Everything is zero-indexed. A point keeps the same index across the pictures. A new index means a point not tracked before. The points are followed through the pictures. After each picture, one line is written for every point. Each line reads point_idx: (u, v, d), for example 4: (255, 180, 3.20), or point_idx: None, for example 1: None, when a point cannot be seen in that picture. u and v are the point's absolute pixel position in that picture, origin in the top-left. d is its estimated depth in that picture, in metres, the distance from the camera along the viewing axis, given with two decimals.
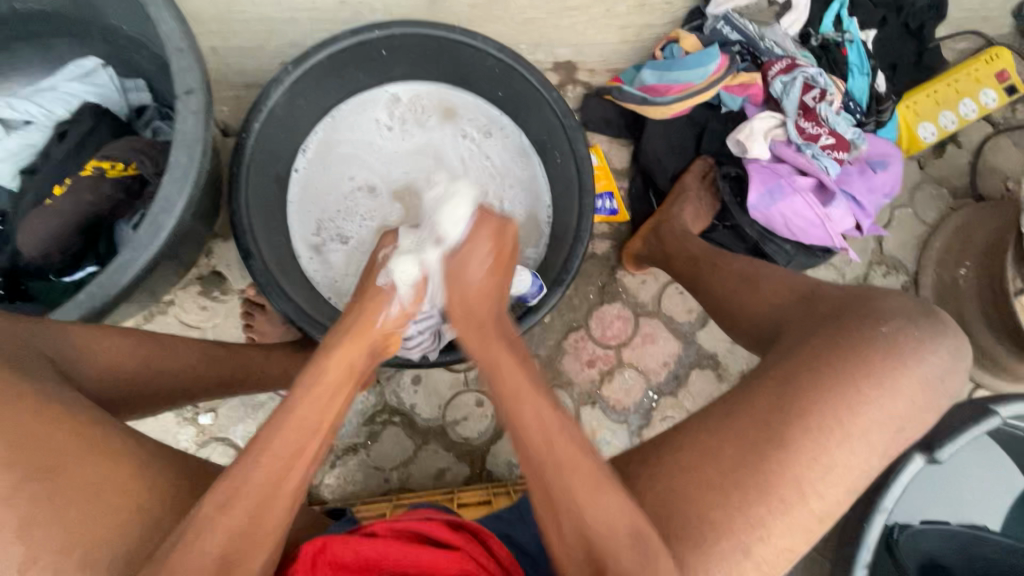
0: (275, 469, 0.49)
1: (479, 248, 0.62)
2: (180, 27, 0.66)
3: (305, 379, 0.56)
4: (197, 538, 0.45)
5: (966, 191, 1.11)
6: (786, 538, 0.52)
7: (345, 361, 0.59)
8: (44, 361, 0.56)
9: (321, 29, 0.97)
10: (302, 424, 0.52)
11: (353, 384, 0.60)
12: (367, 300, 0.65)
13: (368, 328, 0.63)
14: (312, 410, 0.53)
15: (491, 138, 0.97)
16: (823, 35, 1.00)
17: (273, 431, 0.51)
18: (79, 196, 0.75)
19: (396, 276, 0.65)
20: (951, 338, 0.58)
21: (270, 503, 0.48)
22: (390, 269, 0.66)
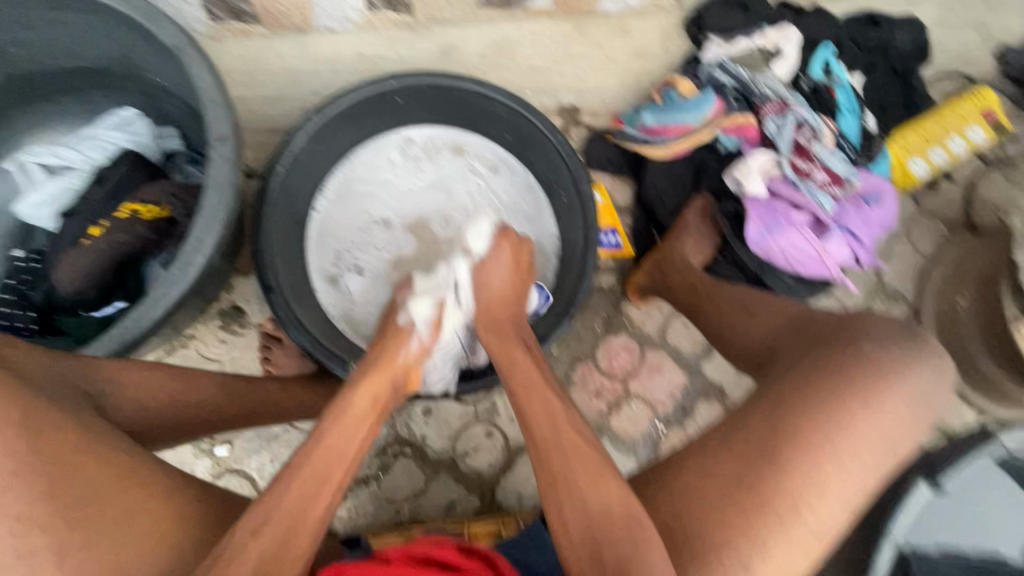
0: (305, 495, 0.51)
1: (501, 257, 0.74)
2: (215, 82, 0.72)
3: (332, 411, 0.58)
4: (235, 553, 0.47)
5: (962, 224, 1.14)
6: (788, 558, 0.54)
7: (370, 397, 0.61)
8: (80, 394, 0.59)
9: (340, 79, 1.04)
10: (330, 455, 0.54)
11: (376, 417, 0.61)
12: (388, 338, 0.69)
13: (390, 363, 0.66)
14: (339, 440, 0.56)
15: (498, 174, 1.01)
16: (813, 79, 1.06)
17: (303, 459, 0.54)
18: (114, 236, 0.80)
19: (413, 317, 0.70)
20: (934, 356, 0.60)
21: (301, 521, 0.50)
22: (409, 309, 0.71)
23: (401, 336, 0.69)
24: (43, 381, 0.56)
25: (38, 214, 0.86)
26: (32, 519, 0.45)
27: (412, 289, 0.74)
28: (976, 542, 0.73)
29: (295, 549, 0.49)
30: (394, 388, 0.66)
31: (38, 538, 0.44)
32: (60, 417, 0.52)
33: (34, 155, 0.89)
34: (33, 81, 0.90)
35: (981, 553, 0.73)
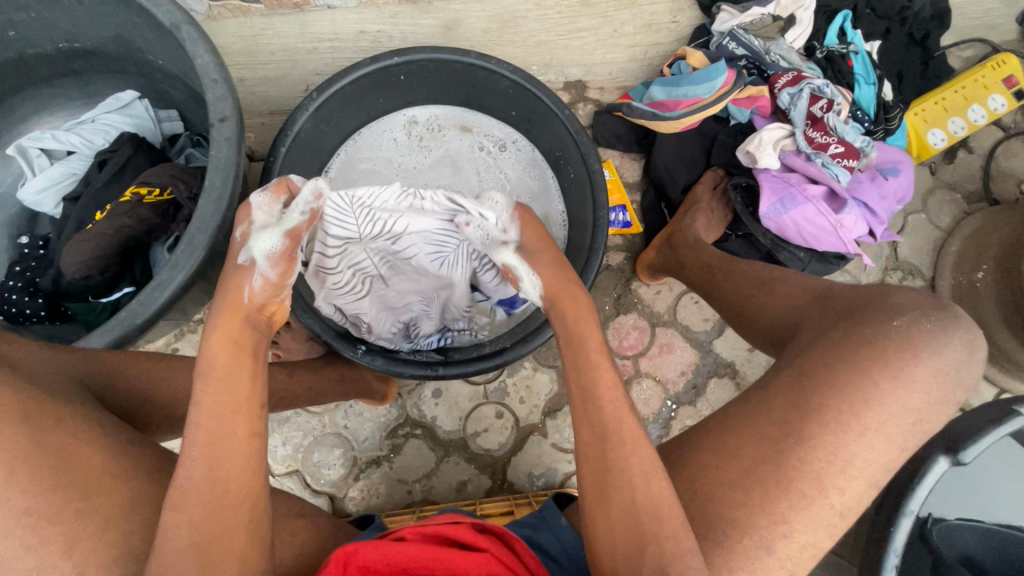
0: (212, 458, 0.48)
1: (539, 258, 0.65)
2: (213, 59, 0.70)
3: (203, 370, 0.52)
4: (167, 538, 0.45)
5: (980, 195, 1.11)
6: (808, 535, 0.53)
7: (229, 343, 0.54)
8: (81, 386, 0.58)
9: (341, 57, 1.02)
10: (219, 412, 0.50)
11: (251, 355, 0.54)
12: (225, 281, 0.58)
13: (238, 307, 0.57)
14: (224, 394, 0.50)
15: (507, 152, 1.01)
16: (828, 47, 1.03)
17: (196, 423, 0.49)
18: (117, 220, 0.77)
19: (254, 251, 0.59)
20: (964, 331, 0.58)
21: (232, 482, 0.48)
22: (249, 244, 0.60)
23: (238, 280, 0.58)
24: (43, 374, 0.55)
25: (43, 199, 0.86)
26: (41, 510, 0.45)
27: (254, 222, 0.62)
28: (997, 512, 0.72)
29: (233, 506, 0.47)
30: (255, 325, 0.57)
31: (49, 527, 0.44)
32: (63, 410, 0.51)
33: (34, 138, 0.88)
34: (32, 67, 0.89)
35: (1000, 522, 0.72)
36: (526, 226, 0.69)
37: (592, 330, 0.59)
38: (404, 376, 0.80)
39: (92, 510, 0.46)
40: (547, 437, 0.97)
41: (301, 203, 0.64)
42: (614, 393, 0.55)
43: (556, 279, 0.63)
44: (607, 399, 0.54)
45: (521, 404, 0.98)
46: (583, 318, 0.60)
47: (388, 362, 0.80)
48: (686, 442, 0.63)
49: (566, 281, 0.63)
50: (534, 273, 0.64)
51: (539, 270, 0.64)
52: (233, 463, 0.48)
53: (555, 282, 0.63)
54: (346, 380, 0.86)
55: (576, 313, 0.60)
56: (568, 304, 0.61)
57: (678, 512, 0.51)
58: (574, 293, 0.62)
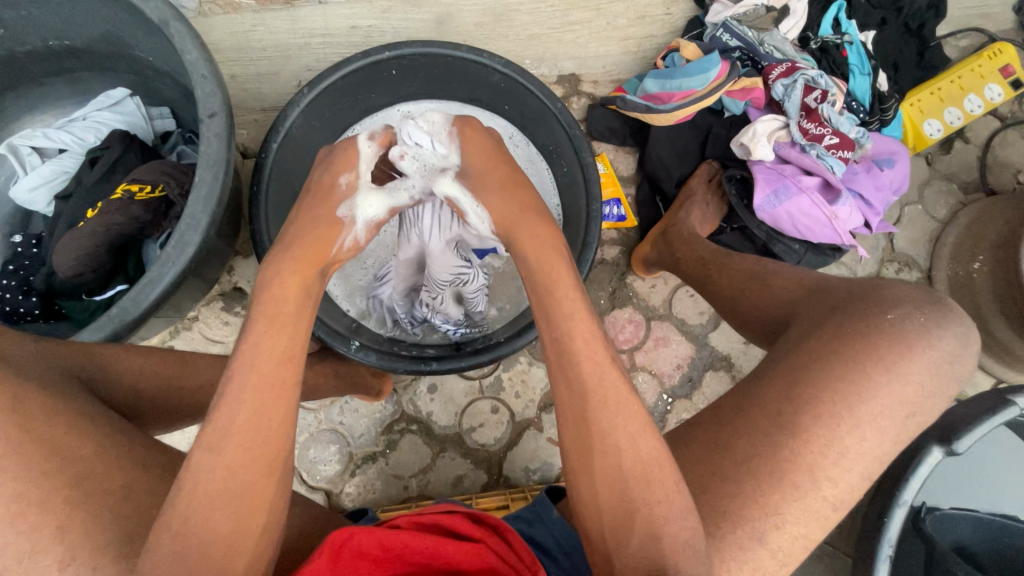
0: (262, 400, 0.48)
1: (490, 182, 0.65)
2: (202, 55, 0.70)
3: (267, 308, 0.53)
4: (201, 477, 0.45)
5: (977, 186, 1.11)
6: (800, 525, 0.53)
7: (299, 288, 0.57)
8: (72, 381, 0.58)
9: (334, 53, 1.01)
10: (275, 354, 0.51)
11: (310, 308, 0.57)
12: (320, 224, 0.63)
13: (320, 255, 0.61)
14: (282, 338, 0.52)
15: None
16: (822, 38, 1.02)
17: (250, 363, 0.50)
18: (109, 217, 0.77)
19: (356, 210, 0.66)
20: (957, 324, 0.57)
21: (271, 432, 0.48)
22: (355, 203, 0.66)
23: (315, 232, 0.62)
24: (30, 369, 0.54)
25: (35, 197, 0.86)
26: (30, 500, 0.45)
27: (360, 174, 0.67)
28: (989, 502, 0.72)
29: (266, 458, 0.47)
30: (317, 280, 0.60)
31: (36, 518, 0.44)
32: (52, 402, 0.51)
33: (26, 137, 0.88)
34: (23, 65, 0.89)
35: (993, 512, 0.72)
36: (467, 141, 0.69)
37: (563, 273, 0.57)
38: (399, 372, 0.80)
39: (81, 502, 0.46)
40: (543, 431, 0.97)
41: (411, 186, 0.71)
42: (591, 347, 0.53)
43: (506, 207, 0.63)
44: (610, 379, 0.52)
45: (516, 398, 0.98)
46: (546, 258, 0.58)
47: (382, 357, 0.80)
48: (679, 434, 0.63)
49: (520, 209, 0.63)
50: (478, 205, 0.67)
51: (484, 198, 0.65)
52: (275, 412, 0.49)
53: (501, 211, 0.64)
54: (340, 376, 0.86)
55: (536, 250, 0.59)
56: (522, 231, 0.61)
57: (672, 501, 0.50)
58: (530, 225, 0.61)
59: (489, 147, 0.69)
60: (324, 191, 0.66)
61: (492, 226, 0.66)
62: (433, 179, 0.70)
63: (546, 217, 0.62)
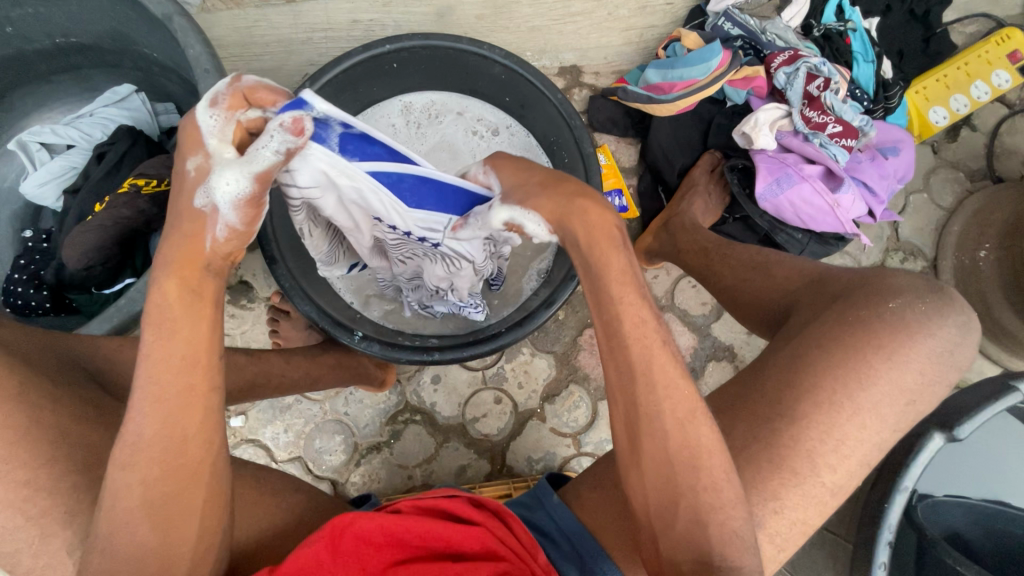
0: (166, 414, 0.46)
1: (533, 185, 0.53)
2: (206, 50, 0.71)
3: (152, 316, 0.47)
4: (159, 486, 0.45)
5: (984, 174, 1.10)
6: (798, 511, 0.54)
7: (184, 284, 0.48)
8: (80, 370, 0.59)
9: (336, 47, 1.02)
10: (172, 364, 0.46)
11: (214, 298, 0.49)
12: (183, 224, 0.48)
13: (196, 255, 0.48)
14: (180, 351, 0.47)
15: (501, 136, 1.00)
16: (826, 25, 1.01)
17: (150, 374, 0.46)
18: (116, 211, 0.78)
19: (214, 194, 0.47)
20: (959, 312, 0.56)
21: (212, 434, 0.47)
22: (208, 185, 0.47)
23: (184, 232, 0.48)
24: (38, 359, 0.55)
25: (44, 192, 0.88)
26: (39, 483, 0.47)
27: (205, 151, 0.47)
28: (983, 488, 0.73)
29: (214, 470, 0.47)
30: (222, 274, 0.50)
31: (46, 501, 0.47)
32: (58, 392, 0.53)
33: (34, 133, 0.90)
34: (31, 63, 0.90)
35: (987, 499, 0.72)
36: (503, 170, 0.58)
37: (616, 257, 0.49)
38: (401, 363, 0.80)
39: (87, 488, 0.48)
40: (546, 422, 0.98)
41: (270, 137, 0.46)
42: (642, 330, 0.49)
43: (555, 202, 0.51)
44: (659, 363, 0.49)
45: (519, 389, 0.98)
46: (599, 246, 0.49)
47: (384, 348, 0.81)
48: None
49: (569, 199, 0.50)
50: (530, 210, 0.52)
51: (536, 202, 0.52)
52: (190, 421, 0.47)
53: (558, 206, 0.51)
54: (344, 367, 0.87)
55: (587, 235, 0.50)
56: (577, 226, 0.50)
57: None
58: (583, 210, 0.50)
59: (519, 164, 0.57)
60: (178, 183, 0.49)
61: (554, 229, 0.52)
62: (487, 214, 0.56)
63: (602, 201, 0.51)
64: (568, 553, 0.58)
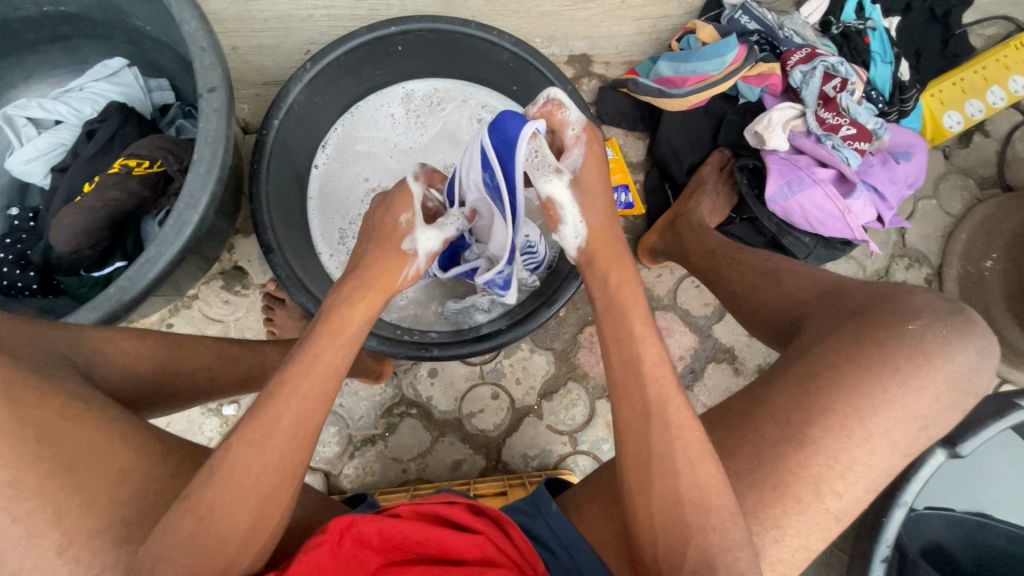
0: (255, 469, 0.49)
1: (595, 202, 0.62)
2: (201, 26, 0.67)
3: (294, 376, 0.54)
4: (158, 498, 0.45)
5: (994, 181, 1.08)
6: (802, 537, 0.53)
7: (330, 361, 0.57)
8: (69, 364, 0.56)
9: (339, 26, 0.98)
10: (294, 424, 0.52)
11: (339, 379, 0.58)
12: (386, 259, 0.65)
13: (388, 285, 0.65)
14: (336, 356, 0.57)
15: None
16: (845, 22, 0.98)
17: (245, 439, 0.50)
18: (106, 192, 0.75)
19: (417, 244, 0.67)
20: (980, 337, 0.55)
21: (313, 410, 0.54)
22: (414, 236, 0.66)
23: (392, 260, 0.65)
24: (25, 351, 0.52)
25: (30, 169, 0.84)
26: None
27: (416, 210, 0.67)
28: (969, 501, 0.76)
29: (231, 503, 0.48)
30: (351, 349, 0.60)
31: None
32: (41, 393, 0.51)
33: (21, 107, 0.86)
34: (17, 32, 0.86)
35: (971, 511, 0.76)
36: (586, 164, 0.62)
37: (636, 301, 0.58)
38: (400, 358, 0.79)
39: None
40: (542, 419, 0.97)
41: (455, 215, 0.70)
42: (658, 372, 0.54)
43: (603, 234, 0.62)
44: (673, 404, 0.53)
45: (517, 385, 0.97)
46: (625, 285, 0.59)
47: (383, 343, 0.78)
48: None
49: (618, 247, 0.62)
50: (582, 221, 0.61)
51: (585, 213, 0.61)
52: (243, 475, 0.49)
53: (601, 231, 0.62)
54: None
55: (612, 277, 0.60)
56: (613, 269, 0.60)
57: (665, 514, 0.51)
58: (620, 258, 0.61)
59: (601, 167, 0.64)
60: (384, 230, 0.67)
61: (582, 247, 0.62)
62: (540, 173, 0.60)
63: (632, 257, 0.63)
64: (566, 565, 0.58)
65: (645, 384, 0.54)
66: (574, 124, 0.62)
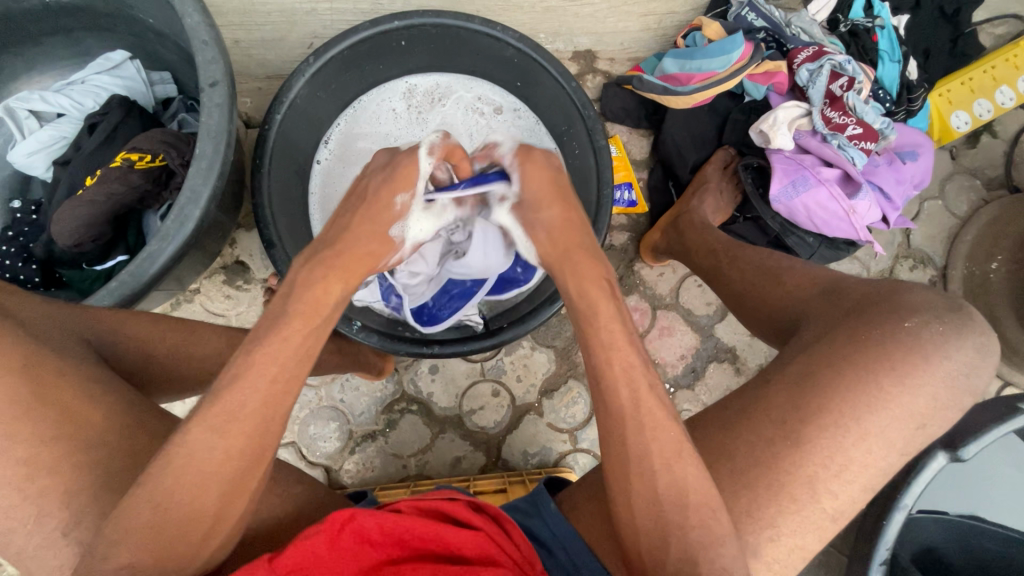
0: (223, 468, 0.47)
1: (546, 214, 0.63)
2: (203, 19, 0.67)
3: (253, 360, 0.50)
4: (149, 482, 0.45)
5: (1001, 182, 1.07)
6: (797, 537, 0.53)
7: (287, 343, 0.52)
8: (85, 345, 0.57)
9: (342, 19, 0.97)
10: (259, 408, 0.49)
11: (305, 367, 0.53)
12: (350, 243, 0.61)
13: (355, 268, 0.60)
14: (305, 338, 0.53)
15: (504, 117, 0.96)
16: (853, 21, 0.97)
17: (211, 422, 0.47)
18: (109, 186, 0.75)
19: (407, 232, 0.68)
20: (978, 333, 0.55)
21: (285, 392, 0.50)
22: (405, 226, 0.67)
23: (369, 239, 0.63)
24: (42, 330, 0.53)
25: (32, 162, 0.84)
26: (24, 481, 0.46)
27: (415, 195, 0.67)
28: (968, 505, 0.77)
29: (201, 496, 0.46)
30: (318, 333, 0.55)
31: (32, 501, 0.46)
32: None
33: (22, 100, 0.86)
34: (20, 24, 0.85)
35: (969, 514, 0.76)
36: (529, 177, 0.64)
37: (605, 305, 0.57)
38: (400, 355, 0.79)
39: (71, 491, 0.47)
40: (543, 416, 0.97)
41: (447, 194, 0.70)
42: (630, 374, 0.53)
43: (555, 241, 0.61)
44: (678, 404, 0.53)
45: (518, 382, 0.97)
46: (588, 291, 0.58)
47: (383, 340, 0.78)
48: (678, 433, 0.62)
49: (567, 250, 0.60)
50: (530, 235, 0.64)
51: (538, 224, 0.63)
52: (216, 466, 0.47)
53: (555, 243, 0.62)
54: (342, 354, 0.84)
55: (579, 282, 0.59)
56: (569, 274, 0.59)
57: (659, 513, 0.51)
58: (581, 262, 0.59)
59: (552, 183, 0.64)
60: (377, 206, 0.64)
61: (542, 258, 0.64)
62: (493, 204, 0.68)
63: (596, 256, 0.60)
64: (565, 565, 0.58)
65: (646, 385, 0.53)
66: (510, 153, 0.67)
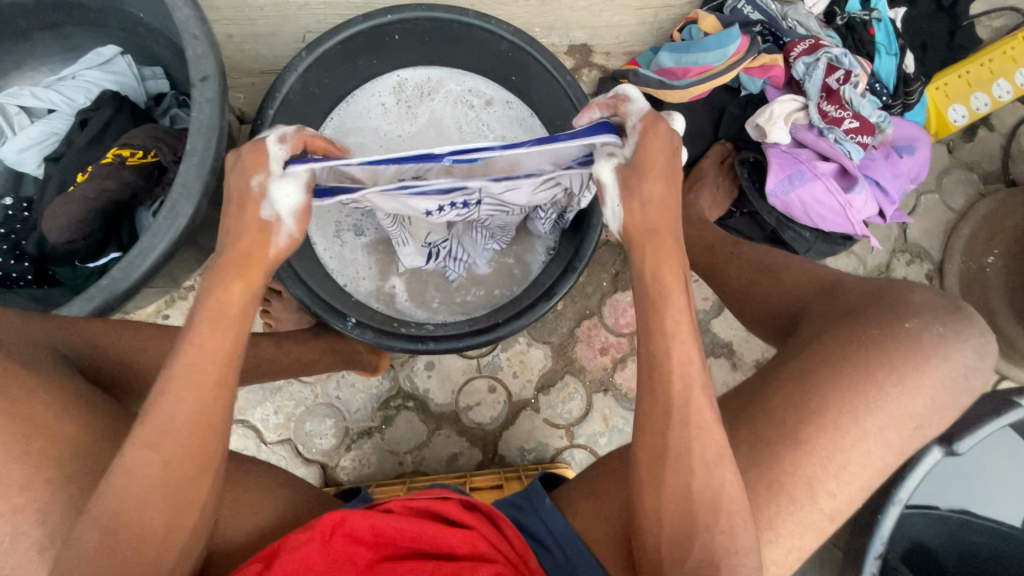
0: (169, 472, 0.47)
1: (645, 189, 0.52)
2: (194, 14, 0.66)
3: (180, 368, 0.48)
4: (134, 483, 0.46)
5: (997, 176, 1.07)
6: (795, 537, 0.53)
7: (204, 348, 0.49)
8: (59, 356, 0.57)
9: (336, 14, 0.96)
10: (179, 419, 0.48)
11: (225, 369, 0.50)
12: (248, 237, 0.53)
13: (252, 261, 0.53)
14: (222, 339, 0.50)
15: (493, 108, 0.95)
16: (850, 13, 0.97)
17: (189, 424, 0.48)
18: (100, 183, 0.75)
19: (276, 203, 0.52)
20: (977, 335, 0.55)
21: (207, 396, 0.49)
22: (270, 197, 0.52)
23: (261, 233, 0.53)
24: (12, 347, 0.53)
25: (22, 158, 0.84)
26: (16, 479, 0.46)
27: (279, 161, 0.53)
28: (962, 499, 0.77)
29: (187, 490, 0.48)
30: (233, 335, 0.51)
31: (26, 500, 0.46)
32: (34, 384, 0.51)
33: (12, 95, 0.85)
34: (10, 19, 0.84)
35: (963, 510, 0.77)
36: (648, 147, 0.52)
37: (676, 290, 0.52)
38: (395, 351, 0.78)
39: None
40: (539, 412, 0.97)
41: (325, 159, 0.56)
42: (687, 369, 0.51)
43: (645, 219, 0.52)
44: (681, 407, 0.51)
45: (514, 378, 0.97)
46: (663, 273, 0.52)
47: (378, 336, 0.78)
48: None
49: (657, 227, 0.52)
50: (619, 204, 0.53)
51: (631, 198, 0.52)
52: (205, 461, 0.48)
53: (647, 221, 0.53)
54: (336, 352, 0.85)
55: (655, 264, 0.52)
56: (647, 253, 0.53)
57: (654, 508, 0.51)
58: (661, 244, 0.52)
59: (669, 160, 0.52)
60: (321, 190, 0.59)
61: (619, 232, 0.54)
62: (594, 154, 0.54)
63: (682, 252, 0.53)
64: (560, 561, 0.58)
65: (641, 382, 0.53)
66: (640, 117, 0.53)
